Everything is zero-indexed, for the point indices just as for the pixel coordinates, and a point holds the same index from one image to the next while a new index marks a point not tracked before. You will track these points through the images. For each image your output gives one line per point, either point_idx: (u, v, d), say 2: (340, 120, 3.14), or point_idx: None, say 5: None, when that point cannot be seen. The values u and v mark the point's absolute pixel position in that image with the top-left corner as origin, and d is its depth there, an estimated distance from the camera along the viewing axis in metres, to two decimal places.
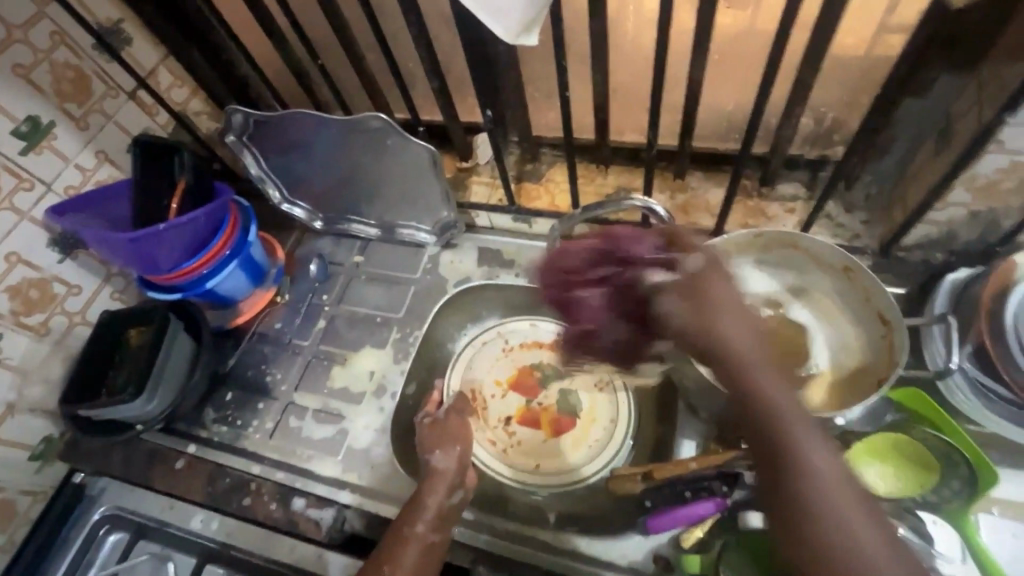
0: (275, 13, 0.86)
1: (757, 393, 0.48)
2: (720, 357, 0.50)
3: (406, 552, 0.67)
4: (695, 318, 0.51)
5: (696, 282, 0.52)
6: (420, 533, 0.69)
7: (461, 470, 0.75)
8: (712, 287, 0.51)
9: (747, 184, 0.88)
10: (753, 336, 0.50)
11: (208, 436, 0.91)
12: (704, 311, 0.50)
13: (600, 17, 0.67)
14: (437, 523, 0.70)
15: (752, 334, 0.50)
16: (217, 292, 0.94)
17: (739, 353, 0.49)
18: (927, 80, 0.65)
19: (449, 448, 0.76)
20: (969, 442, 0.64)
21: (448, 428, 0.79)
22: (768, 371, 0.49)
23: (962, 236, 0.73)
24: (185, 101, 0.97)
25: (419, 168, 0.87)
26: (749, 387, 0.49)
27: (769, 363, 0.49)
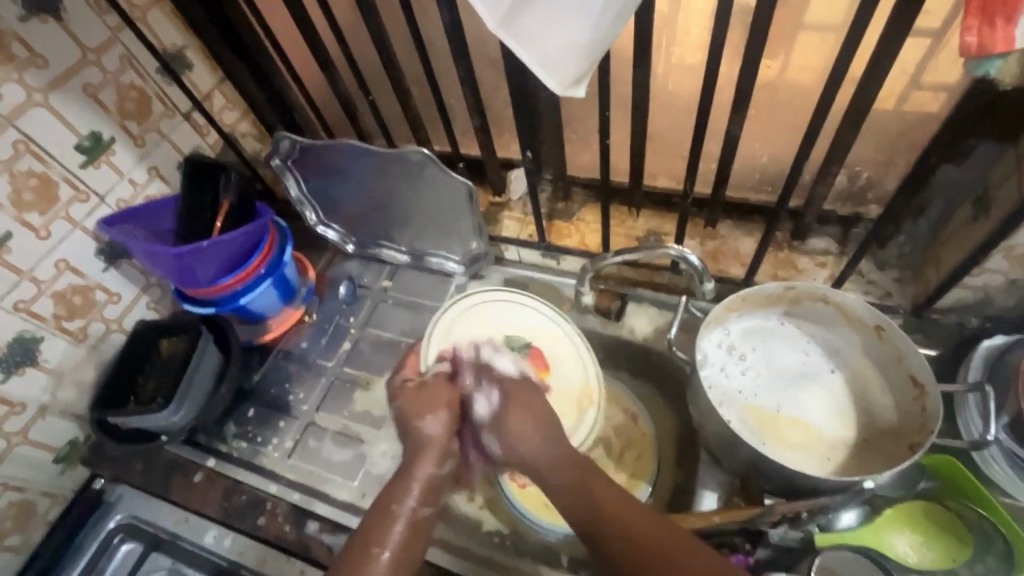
0: (330, 48, 0.90)
1: (586, 487, 0.64)
2: (544, 476, 0.66)
3: (393, 529, 0.65)
4: (529, 434, 0.68)
5: (508, 415, 0.69)
6: (410, 509, 0.66)
7: (450, 438, 0.70)
8: (530, 401, 0.71)
9: (779, 236, 0.88)
10: (538, 429, 0.68)
11: (228, 451, 0.92)
12: (506, 425, 0.69)
13: (646, 73, 0.69)
14: (428, 497, 0.68)
15: (545, 428, 0.69)
16: (249, 309, 0.96)
17: (542, 467, 0.66)
18: (965, 148, 0.66)
19: (439, 412, 0.71)
20: (1005, 516, 0.62)
21: (435, 392, 0.73)
22: (593, 476, 0.65)
23: (999, 302, 0.71)
24: (234, 123, 1.02)
25: (455, 194, 0.88)
26: (588, 503, 0.63)
27: (572, 476, 0.65)
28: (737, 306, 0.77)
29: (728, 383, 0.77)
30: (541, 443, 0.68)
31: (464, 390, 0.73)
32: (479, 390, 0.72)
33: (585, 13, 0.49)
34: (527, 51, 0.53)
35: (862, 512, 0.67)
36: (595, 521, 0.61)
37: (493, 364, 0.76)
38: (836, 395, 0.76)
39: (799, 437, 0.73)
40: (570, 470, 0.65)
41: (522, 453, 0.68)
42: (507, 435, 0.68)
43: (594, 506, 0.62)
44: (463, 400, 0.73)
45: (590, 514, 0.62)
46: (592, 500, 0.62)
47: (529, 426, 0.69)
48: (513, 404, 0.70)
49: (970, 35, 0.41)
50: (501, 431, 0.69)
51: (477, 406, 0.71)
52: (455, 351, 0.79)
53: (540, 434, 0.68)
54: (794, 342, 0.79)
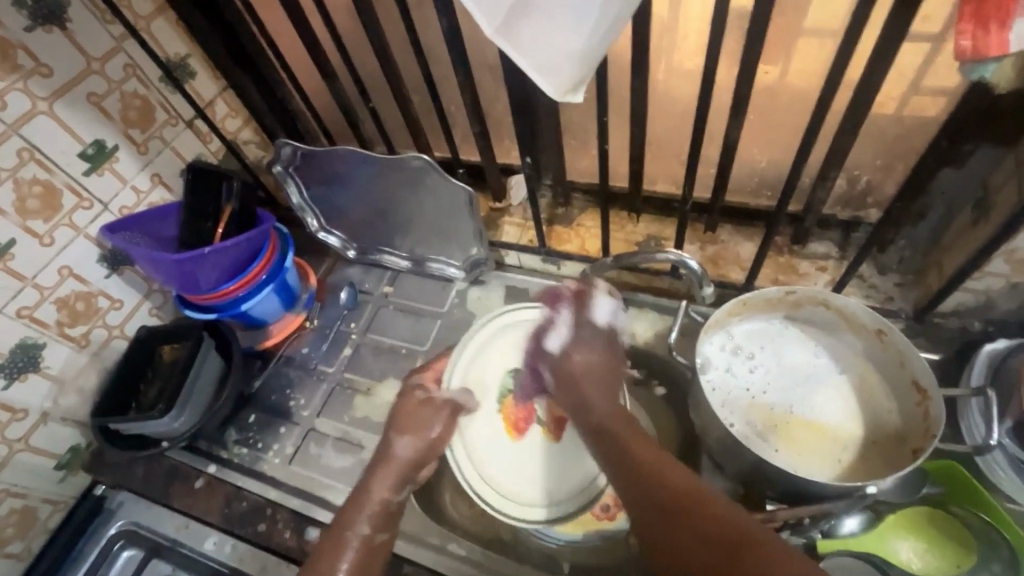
0: (331, 56, 0.90)
1: (619, 436, 0.67)
2: (591, 413, 0.70)
3: (345, 557, 0.65)
4: (596, 374, 0.73)
5: (571, 355, 0.75)
6: (362, 535, 0.67)
7: (415, 463, 0.74)
8: (598, 352, 0.75)
9: (779, 241, 0.88)
10: (596, 373, 0.73)
11: (229, 457, 0.92)
12: (568, 364, 0.74)
13: (644, 78, 0.69)
14: (382, 523, 0.69)
15: (602, 376, 0.73)
16: (251, 314, 0.97)
17: (589, 404, 0.71)
18: (963, 151, 0.66)
19: (415, 434, 0.76)
20: (1007, 519, 0.61)
21: (430, 413, 0.79)
22: (626, 425, 0.68)
23: (1001, 306, 0.71)
24: (236, 130, 1.03)
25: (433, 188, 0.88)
26: (616, 443, 0.66)
27: (615, 417, 0.69)
28: (737, 310, 0.77)
29: (735, 382, 0.76)
30: (608, 398, 0.71)
31: (547, 320, 0.80)
32: (557, 325, 0.79)
33: (580, 20, 0.50)
34: (524, 57, 0.53)
35: (866, 518, 0.66)
36: (619, 457, 0.64)
37: (589, 304, 0.77)
38: (840, 400, 0.75)
39: (809, 438, 0.73)
40: (606, 409, 0.70)
41: (577, 391, 0.72)
42: (567, 371, 0.74)
43: (618, 443, 0.66)
44: (539, 334, 0.80)
45: (615, 449, 0.66)
46: (619, 441, 0.66)
47: (593, 368, 0.73)
48: (585, 351, 0.75)
49: (964, 39, 0.41)
50: (563, 368, 0.74)
51: (550, 340, 0.78)
52: (551, 292, 0.82)
53: (603, 378, 0.73)
54: (797, 346, 0.78)
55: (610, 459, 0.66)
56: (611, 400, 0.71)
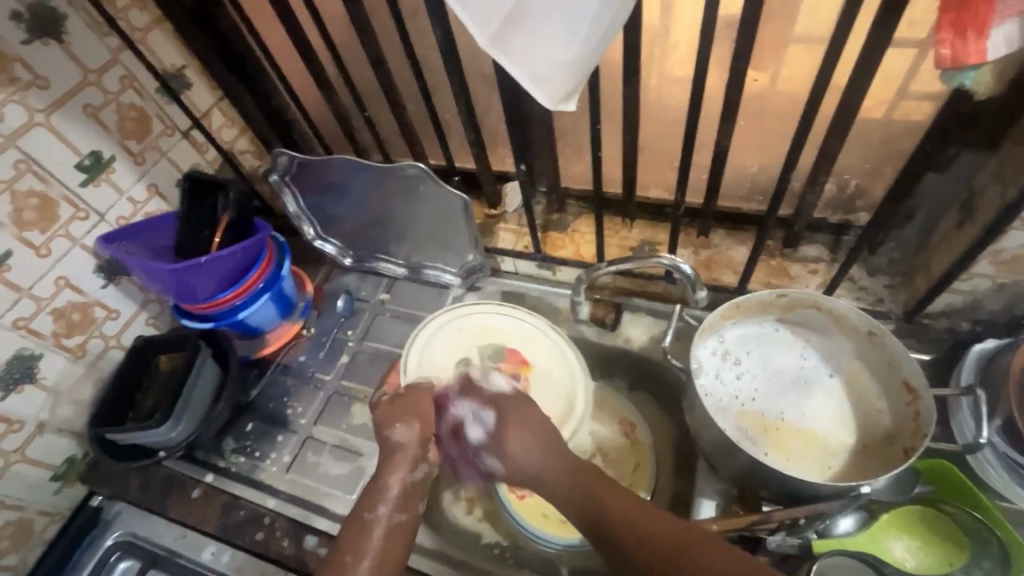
0: (326, 65, 0.91)
1: (591, 493, 0.65)
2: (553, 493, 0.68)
3: (371, 538, 0.67)
4: (531, 446, 0.70)
5: (508, 438, 0.71)
6: (383, 517, 0.68)
7: (421, 443, 0.73)
8: (527, 413, 0.73)
9: (770, 245, 0.89)
10: (537, 448, 0.70)
11: (226, 466, 0.92)
12: (510, 454, 0.70)
13: (636, 86, 0.71)
14: (402, 502, 0.70)
15: (548, 449, 0.70)
16: (247, 323, 0.97)
17: (555, 493, 0.68)
18: (948, 155, 0.67)
19: (409, 421, 0.74)
20: (1000, 517, 0.62)
21: (416, 396, 0.76)
22: (593, 479, 0.67)
23: (988, 306, 0.72)
24: (232, 140, 1.04)
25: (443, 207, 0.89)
26: (589, 501, 0.65)
27: (570, 481, 0.67)
28: (730, 313, 0.78)
29: (727, 387, 0.77)
30: (541, 455, 0.70)
31: (455, 416, 0.76)
32: (466, 418, 0.75)
33: (572, 31, 0.51)
34: (518, 66, 0.54)
35: (860, 518, 0.67)
36: (597, 514, 0.64)
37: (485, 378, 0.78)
38: (831, 401, 0.76)
39: (799, 442, 0.74)
40: (564, 476, 0.68)
41: (529, 472, 0.70)
42: (506, 455, 0.71)
43: (593, 498, 0.65)
44: (456, 429, 0.76)
45: (591, 507, 0.65)
46: (594, 497, 0.65)
47: (529, 439, 0.71)
48: (516, 427, 0.72)
49: (943, 49, 0.42)
50: (501, 450, 0.71)
51: (472, 433, 0.74)
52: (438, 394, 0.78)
53: (538, 446, 0.70)
54: (789, 349, 0.79)
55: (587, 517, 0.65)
56: (562, 465, 0.69)
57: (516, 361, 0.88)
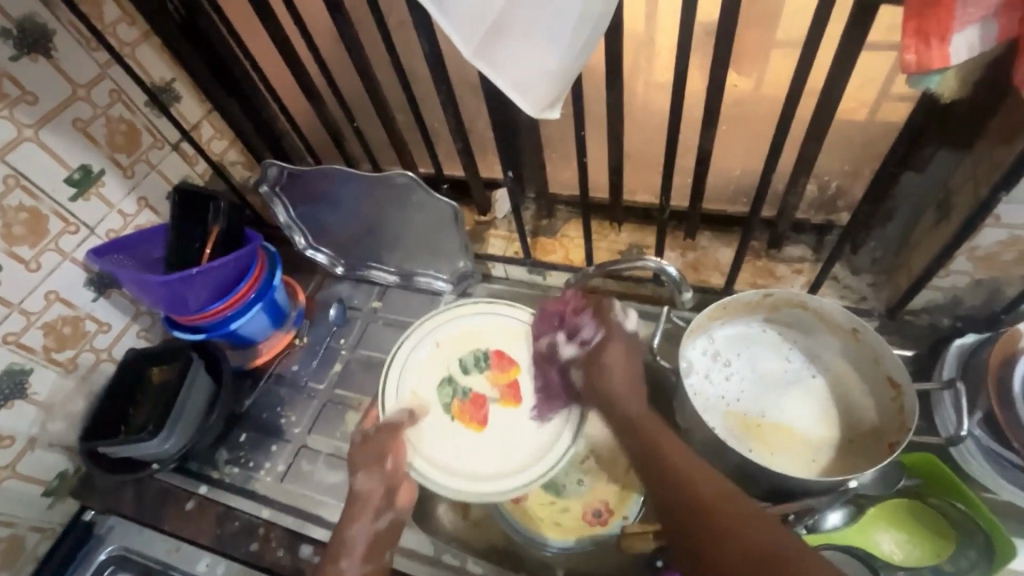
0: (314, 77, 0.92)
1: (653, 442, 0.65)
2: (626, 422, 0.69)
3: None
4: (624, 375, 0.72)
5: (603, 355, 0.73)
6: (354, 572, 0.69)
7: (387, 495, 0.74)
8: (630, 348, 0.74)
9: (755, 245, 0.91)
10: (626, 379, 0.72)
11: (220, 478, 0.92)
12: (600, 373, 0.73)
13: (619, 93, 0.72)
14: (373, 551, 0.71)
15: (633, 374, 0.72)
16: (240, 333, 0.97)
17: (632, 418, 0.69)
18: (924, 157, 0.69)
19: (373, 470, 0.75)
20: (984, 509, 0.63)
21: (380, 442, 0.78)
22: (659, 432, 0.66)
23: (967, 302, 0.74)
24: (222, 152, 1.04)
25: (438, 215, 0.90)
26: (648, 452, 0.64)
27: (643, 423, 0.68)
28: (717, 314, 0.79)
29: (715, 387, 0.79)
30: (627, 392, 0.71)
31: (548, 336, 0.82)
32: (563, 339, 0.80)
33: (553, 43, 0.52)
34: (501, 74, 0.56)
35: (848, 512, 0.68)
36: (648, 463, 0.63)
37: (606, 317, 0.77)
38: (818, 398, 0.77)
39: (783, 440, 0.75)
40: (637, 410, 0.69)
41: (609, 390, 0.71)
42: (596, 362, 0.73)
43: (648, 450, 0.65)
44: (551, 352, 0.82)
45: (644, 458, 0.64)
46: (653, 450, 0.64)
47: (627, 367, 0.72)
48: (616, 347, 0.74)
49: (908, 54, 0.43)
50: (596, 361, 0.74)
51: (565, 346, 0.80)
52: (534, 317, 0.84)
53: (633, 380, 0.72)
54: (776, 347, 0.81)
55: (642, 469, 0.64)
56: (641, 402, 0.70)
57: (502, 368, 0.86)
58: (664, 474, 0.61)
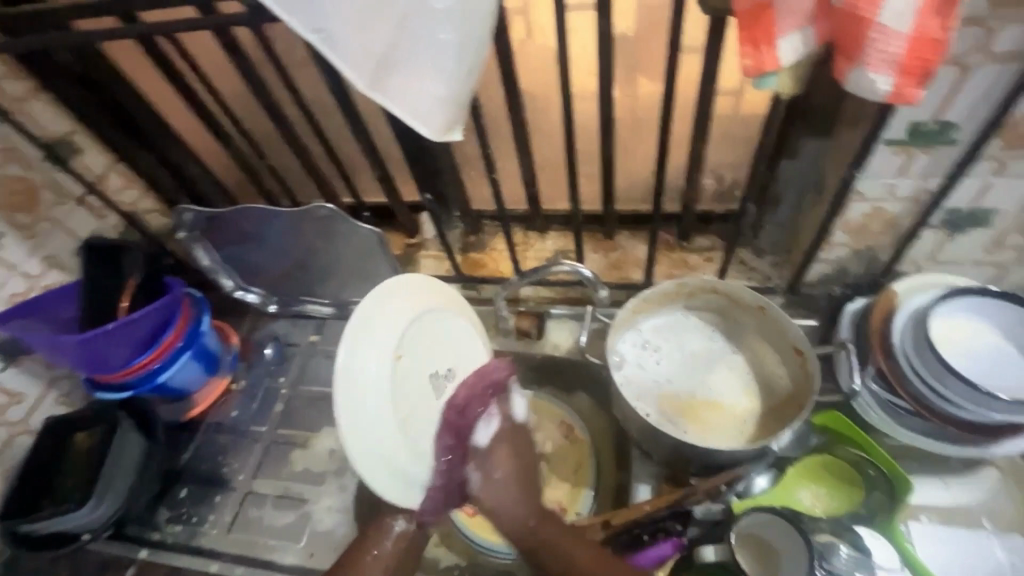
0: (223, 117, 0.92)
1: (539, 540, 0.63)
2: (506, 524, 0.64)
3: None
4: (511, 481, 0.65)
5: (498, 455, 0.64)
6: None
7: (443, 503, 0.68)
8: (522, 441, 0.67)
9: (668, 239, 0.97)
10: (502, 484, 0.64)
11: (162, 538, 0.89)
12: (486, 485, 0.64)
13: (518, 111, 0.76)
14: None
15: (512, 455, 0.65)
16: (170, 385, 0.93)
17: (502, 515, 0.64)
18: (795, 145, 0.77)
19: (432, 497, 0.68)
20: (883, 454, 0.70)
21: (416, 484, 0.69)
22: (554, 519, 0.64)
23: (853, 270, 0.82)
24: (135, 201, 1.00)
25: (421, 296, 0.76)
26: (542, 550, 0.63)
27: (523, 520, 0.63)
28: (640, 308, 0.85)
29: (647, 376, 0.83)
30: (511, 488, 0.64)
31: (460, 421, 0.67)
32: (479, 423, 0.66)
33: (441, 70, 0.56)
34: (396, 104, 0.58)
35: (772, 474, 0.74)
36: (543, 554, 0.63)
37: (506, 402, 0.68)
38: (737, 374, 0.83)
39: (713, 419, 0.80)
40: (516, 506, 0.64)
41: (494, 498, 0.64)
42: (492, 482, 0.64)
43: (548, 553, 0.63)
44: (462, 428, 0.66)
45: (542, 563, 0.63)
46: (552, 548, 0.62)
47: (516, 471, 0.65)
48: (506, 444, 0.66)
49: (746, 60, 0.49)
50: (488, 479, 0.64)
51: (477, 433, 0.65)
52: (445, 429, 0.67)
53: (518, 499, 0.64)
54: (697, 332, 0.86)
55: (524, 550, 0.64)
56: (517, 491, 0.64)
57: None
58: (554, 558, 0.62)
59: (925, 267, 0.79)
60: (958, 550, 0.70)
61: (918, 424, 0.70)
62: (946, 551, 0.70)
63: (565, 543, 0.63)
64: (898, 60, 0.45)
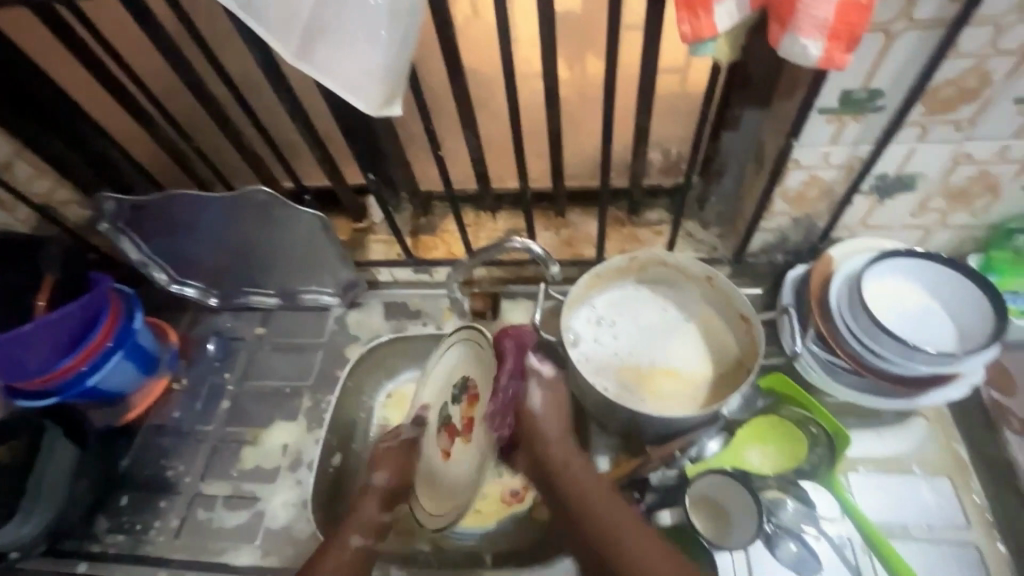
0: (142, 97, 0.85)
1: (569, 486, 0.69)
2: (547, 465, 0.71)
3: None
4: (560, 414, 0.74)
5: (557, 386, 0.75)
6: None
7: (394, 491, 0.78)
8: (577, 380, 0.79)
9: (618, 214, 0.98)
10: (558, 425, 0.72)
11: (103, 549, 0.84)
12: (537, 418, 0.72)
13: (460, 85, 0.74)
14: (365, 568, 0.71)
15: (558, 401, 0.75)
16: (102, 388, 0.87)
17: (551, 448, 0.71)
18: (735, 116, 0.78)
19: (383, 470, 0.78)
20: (824, 411, 0.74)
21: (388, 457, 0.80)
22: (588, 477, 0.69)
23: (792, 238, 0.85)
24: (48, 192, 0.91)
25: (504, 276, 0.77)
26: (571, 499, 0.68)
27: (565, 465, 0.70)
28: (593, 283, 0.86)
29: (603, 350, 0.84)
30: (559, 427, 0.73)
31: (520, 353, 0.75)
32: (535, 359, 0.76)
33: (373, 39, 0.53)
34: (328, 77, 0.55)
35: (723, 437, 0.77)
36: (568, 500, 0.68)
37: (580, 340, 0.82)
38: (690, 341, 0.85)
39: (670, 387, 0.81)
40: (557, 447, 0.71)
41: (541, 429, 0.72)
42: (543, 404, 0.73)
43: (573, 496, 0.68)
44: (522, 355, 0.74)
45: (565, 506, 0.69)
46: (579, 496, 0.68)
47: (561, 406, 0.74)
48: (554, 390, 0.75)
49: (683, 26, 0.49)
50: (547, 402, 0.73)
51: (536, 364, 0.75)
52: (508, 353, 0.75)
53: (564, 436, 0.72)
54: (651, 304, 0.87)
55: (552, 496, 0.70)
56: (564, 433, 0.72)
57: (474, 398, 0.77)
58: (573, 500, 0.68)
59: (858, 232, 0.83)
60: (893, 496, 0.75)
61: (852, 379, 0.74)
62: (881, 497, 0.75)
63: (594, 497, 0.67)
64: (827, 24, 0.46)
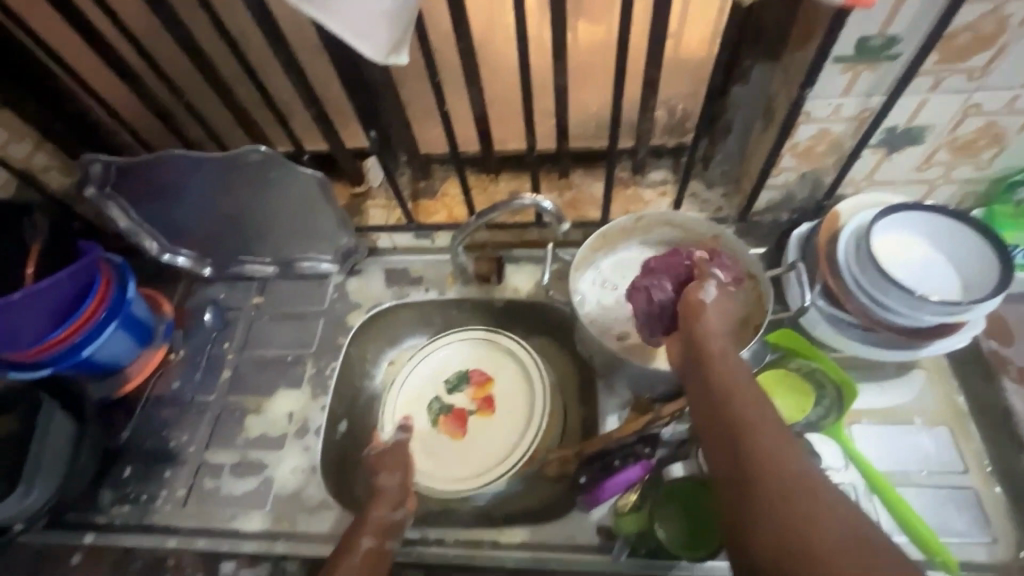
0: (126, 53, 0.81)
1: (718, 367, 0.59)
2: (695, 340, 0.62)
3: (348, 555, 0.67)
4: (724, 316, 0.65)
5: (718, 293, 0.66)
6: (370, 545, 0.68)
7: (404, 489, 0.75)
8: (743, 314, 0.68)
9: (622, 175, 0.96)
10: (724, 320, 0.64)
11: (109, 520, 0.82)
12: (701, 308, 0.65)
13: (465, 36, 0.71)
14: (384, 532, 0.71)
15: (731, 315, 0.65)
16: (97, 359, 0.85)
17: (706, 332, 0.62)
18: (745, 70, 0.77)
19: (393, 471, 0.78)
20: (832, 363, 0.75)
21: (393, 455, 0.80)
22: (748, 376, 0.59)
23: (798, 196, 0.85)
24: (26, 156, 0.86)
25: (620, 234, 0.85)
26: (716, 375, 0.59)
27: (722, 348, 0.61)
28: (599, 244, 0.86)
29: (610, 311, 0.84)
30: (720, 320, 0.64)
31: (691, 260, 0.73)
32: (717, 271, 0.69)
33: None
34: (334, 21, 0.52)
35: None
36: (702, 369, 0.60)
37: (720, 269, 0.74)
38: None
39: None
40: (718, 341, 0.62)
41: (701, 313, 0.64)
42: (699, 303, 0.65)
43: (711, 371, 0.59)
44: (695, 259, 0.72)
45: (699, 379, 0.59)
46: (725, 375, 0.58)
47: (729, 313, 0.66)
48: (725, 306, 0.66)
49: None
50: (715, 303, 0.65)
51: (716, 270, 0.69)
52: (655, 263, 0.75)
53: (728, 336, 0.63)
54: None
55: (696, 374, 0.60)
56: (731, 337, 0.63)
57: (481, 383, 0.91)
58: (715, 378, 0.58)
59: (863, 188, 0.83)
60: (895, 445, 0.77)
61: (858, 333, 0.75)
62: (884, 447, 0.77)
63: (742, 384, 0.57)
64: None
